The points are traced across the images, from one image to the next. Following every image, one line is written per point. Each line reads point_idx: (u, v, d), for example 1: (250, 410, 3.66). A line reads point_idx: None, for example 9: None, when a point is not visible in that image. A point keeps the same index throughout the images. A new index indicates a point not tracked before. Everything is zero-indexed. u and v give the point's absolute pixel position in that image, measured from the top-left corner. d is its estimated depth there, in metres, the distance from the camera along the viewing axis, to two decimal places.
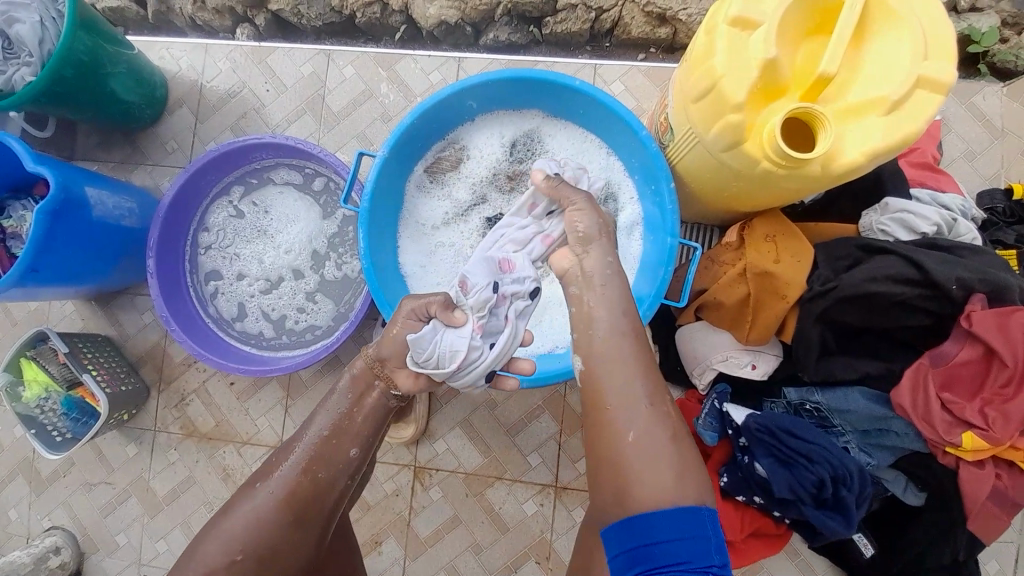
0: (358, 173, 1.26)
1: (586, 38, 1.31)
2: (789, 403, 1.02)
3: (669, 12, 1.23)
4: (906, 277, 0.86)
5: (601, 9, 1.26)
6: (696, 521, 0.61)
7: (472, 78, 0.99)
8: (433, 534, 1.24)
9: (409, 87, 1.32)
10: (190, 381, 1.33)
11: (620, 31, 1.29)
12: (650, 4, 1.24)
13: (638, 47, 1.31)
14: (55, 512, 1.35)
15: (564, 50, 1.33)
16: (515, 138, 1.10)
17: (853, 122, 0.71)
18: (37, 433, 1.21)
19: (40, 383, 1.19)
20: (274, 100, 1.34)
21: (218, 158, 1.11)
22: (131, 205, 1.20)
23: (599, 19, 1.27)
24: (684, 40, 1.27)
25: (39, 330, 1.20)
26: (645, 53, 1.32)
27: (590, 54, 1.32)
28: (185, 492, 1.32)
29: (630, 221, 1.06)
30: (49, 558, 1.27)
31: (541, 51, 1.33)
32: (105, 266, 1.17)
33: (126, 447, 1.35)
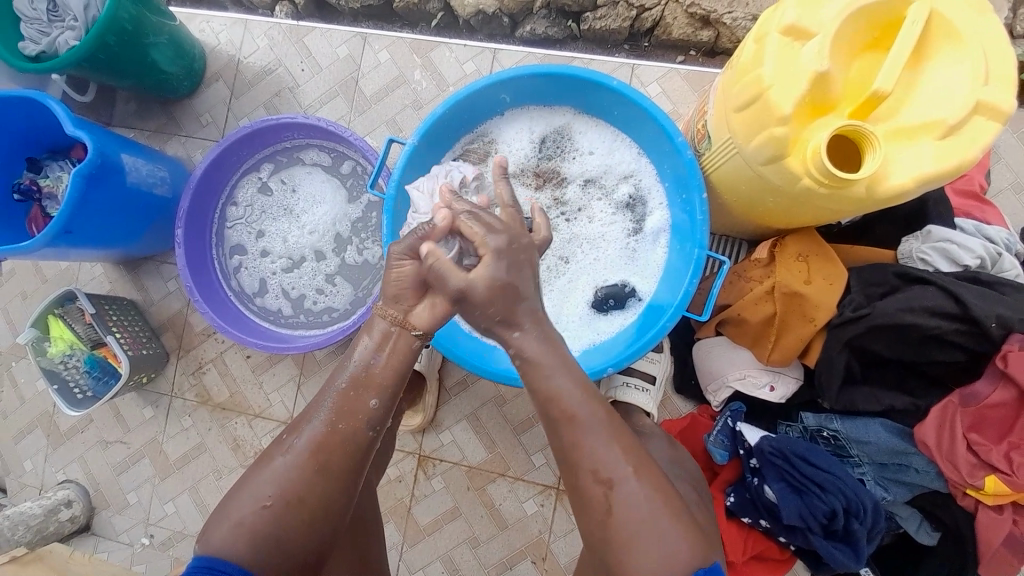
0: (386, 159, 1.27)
1: (626, 37, 1.28)
2: (805, 428, 1.00)
3: (713, 15, 1.20)
4: (943, 310, 0.83)
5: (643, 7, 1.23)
6: None
7: (508, 71, 0.98)
8: (432, 523, 1.25)
9: (442, 75, 1.32)
10: (207, 351, 1.36)
11: (659, 32, 1.25)
12: (694, 6, 1.21)
13: (678, 49, 1.28)
14: (71, 466, 1.40)
15: (601, 48, 1.30)
16: (545, 135, 1.09)
17: (903, 145, 0.68)
18: (59, 389, 1.25)
19: (66, 341, 1.24)
20: (308, 80, 1.35)
21: (250, 134, 1.12)
22: (163, 174, 1.22)
23: (639, 18, 1.24)
24: (726, 45, 1.24)
25: (67, 290, 1.23)
26: (684, 57, 1.28)
27: (628, 53, 1.30)
28: (195, 458, 1.35)
29: (657, 228, 1.05)
30: (60, 510, 1.32)
31: (577, 48, 1.31)
32: (135, 232, 1.19)
33: (143, 410, 1.38)
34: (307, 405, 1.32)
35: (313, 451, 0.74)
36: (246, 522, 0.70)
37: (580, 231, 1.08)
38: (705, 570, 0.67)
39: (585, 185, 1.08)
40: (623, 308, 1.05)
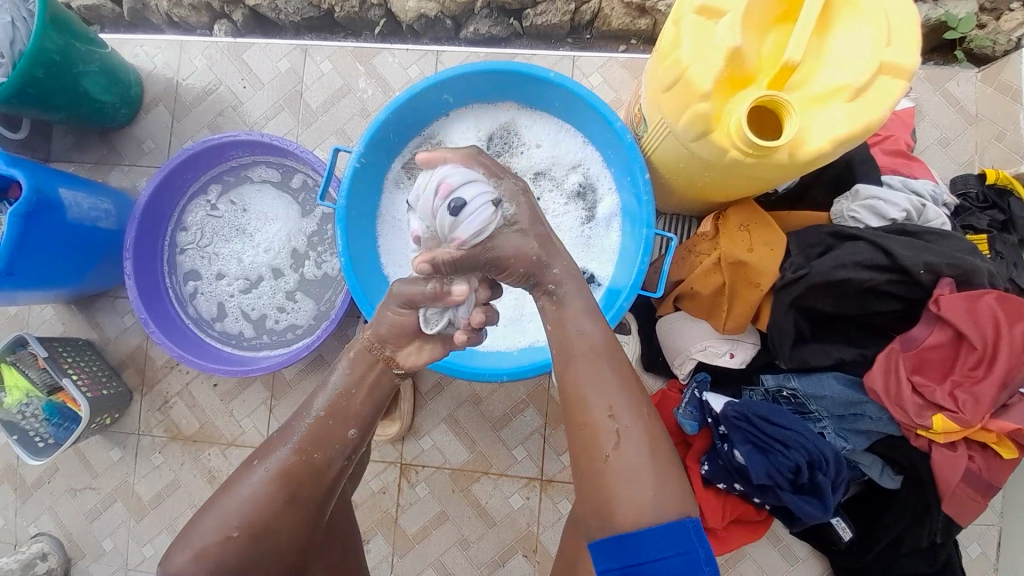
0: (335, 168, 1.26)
1: (567, 30, 1.31)
2: (766, 390, 1.03)
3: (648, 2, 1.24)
4: (876, 263, 0.87)
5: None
6: (683, 533, 0.66)
7: (446, 72, 0.99)
8: (421, 530, 1.25)
9: (388, 81, 1.32)
10: (172, 383, 1.33)
11: (600, 23, 1.29)
12: None
13: (619, 38, 1.31)
14: (41, 519, 1.35)
15: (544, 42, 1.33)
16: (491, 132, 1.10)
17: (818, 110, 0.72)
18: (20, 439, 1.20)
19: (21, 388, 1.19)
20: (252, 97, 1.34)
21: (194, 157, 1.10)
22: (108, 207, 1.19)
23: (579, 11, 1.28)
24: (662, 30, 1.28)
25: (18, 335, 1.19)
26: (625, 45, 1.32)
27: (570, 46, 1.33)
28: (171, 495, 1.32)
29: (608, 213, 1.07)
30: (37, 564, 1.27)
31: (521, 44, 1.33)
32: (82, 268, 1.16)
33: (111, 452, 1.34)
34: (282, 427, 1.30)
35: (275, 469, 0.74)
36: (211, 551, 0.69)
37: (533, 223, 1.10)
38: (695, 522, 0.67)
39: (535, 177, 1.10)
40: None
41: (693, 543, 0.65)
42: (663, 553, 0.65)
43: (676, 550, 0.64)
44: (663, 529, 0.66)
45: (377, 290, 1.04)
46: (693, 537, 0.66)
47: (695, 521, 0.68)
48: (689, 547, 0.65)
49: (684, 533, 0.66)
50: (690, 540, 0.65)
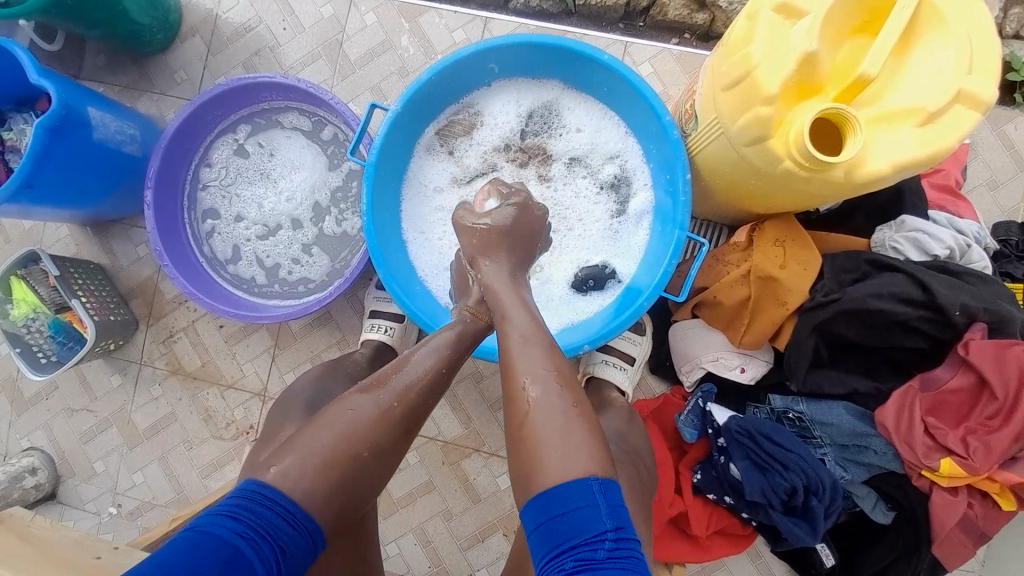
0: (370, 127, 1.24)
1: (621, 15, 1.25)
2: (772, 410, 1.03)
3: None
4: (910, 297, 0.85)
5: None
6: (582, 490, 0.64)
7: (497, 39, 0.95)
8: (406, 496, 1.26)
9: (431, 43, 1.28)
10: (178, 320, 1.33)
11: (656, 13, 1.24)
12: None
13: (671, 32, 1.25)
14: (35, 433, 1.37)
15: (595, 25, 1.28)
16: (532, 108, 1.06)
17: (884, 131, 0.69)
18: (22, 353, 1.21)
19: (29, 303, 1.19)
20: (289, 40, 1.30)
21: (227, 93, 1.07)
22: (133, 132, 1.17)
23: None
24: (720, 30, 1.23)
25: (31, 251, 1.19)
26: (678, 39, 1.26)
27: (622, 32, 1.27)
28: (166, 427, 1.33)
29: (640, 210, 1.04)
30: (25, 478, 1.29)
31: (572, 23, 1.28)
32: (100, 190, 1.14)
33: (111, 377, 1.35)
34: (282, 377, 1.31)
35: None
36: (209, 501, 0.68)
37: (561, 208, 1.07)
38: (599, 479, 0.65)
39: (570, 162, 1.07)
40: (602, 290, 1.05)
41: (588, 500, 0.63)
42: (568, 507, 0.63)
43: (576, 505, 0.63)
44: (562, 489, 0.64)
45: (396, 256, 1.02)
46: (590, 494, 0.64)
47: (598, 478, 0.65)
48: (587, 500, 0.63)
49: (584, 492, 0.64)
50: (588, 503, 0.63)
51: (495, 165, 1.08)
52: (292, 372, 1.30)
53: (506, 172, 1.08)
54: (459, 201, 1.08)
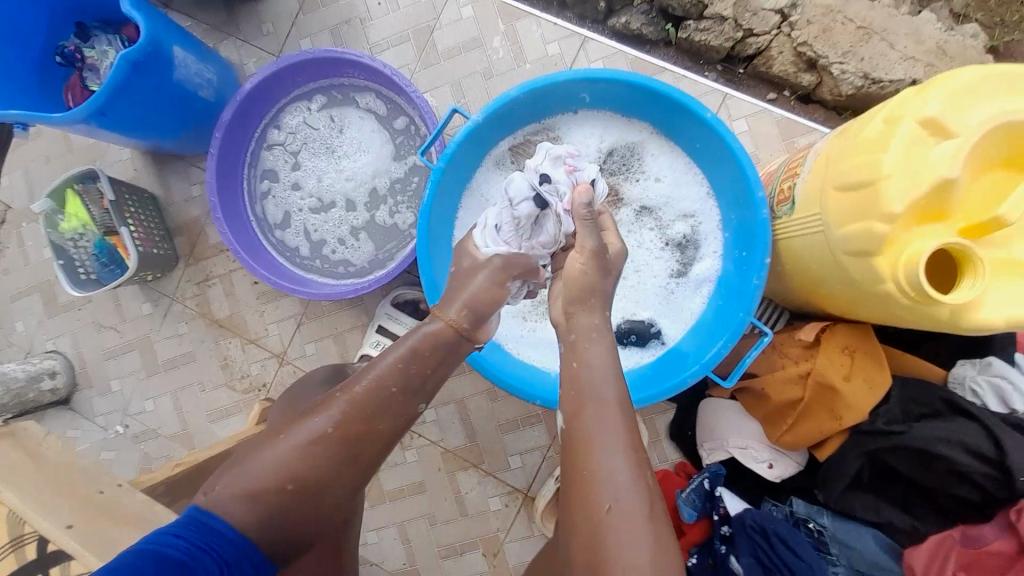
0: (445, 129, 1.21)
1: (722, 57, 1.20)
2: (791, 513, 0.99)
3: (822, 60, 1.13)
4: (980, 452, 0.80)
5: (752, 31, 1.15)
6: None
7: (598, 71, 0.90)
8: (397, 491, 1.26)
9: (523, 48, 1.24)
10: (216, 266, 1.34)
11: (761, 63, 1.18)
12: (804, 45, 1.14)
13: (772, 85, 1.20)
14: (61, 338, 1.40)
15: (692, 61, 1.22)
16: (614, 146, 1.01)
17: (1003, 279, 0.63)
18: (64, 266, 1.22)
19: (80, 219, 1.21)
20: (381, 17, 1.28)
21: (311, 61, 1.05)
22: (210, 77, 1.16)
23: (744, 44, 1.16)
24: (825, 95, 1.17)
25: (91, 169, 1.20)
26: (776, 95, 1.21)
27: (718, 75, 1.22)
28: (183, 365, 1.35)
29: (701, 277, 0.99)
30: (43, 379, 1.32)
31: (667, 55, 1.22)
32: (170, 129, 1.14)
33: (142, 305, 1.37)
34: (302, 346, 1.31)
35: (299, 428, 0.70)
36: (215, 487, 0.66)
37: (619, 255, 1.02)
38: None
39: (640, 210, 1.02)
40: (643, 346, 1.00)
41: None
42: None
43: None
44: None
45: (443, 265, 0.99)
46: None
47: None
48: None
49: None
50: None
51: None
52: (313, 344, 1.30)
53: None
54: None
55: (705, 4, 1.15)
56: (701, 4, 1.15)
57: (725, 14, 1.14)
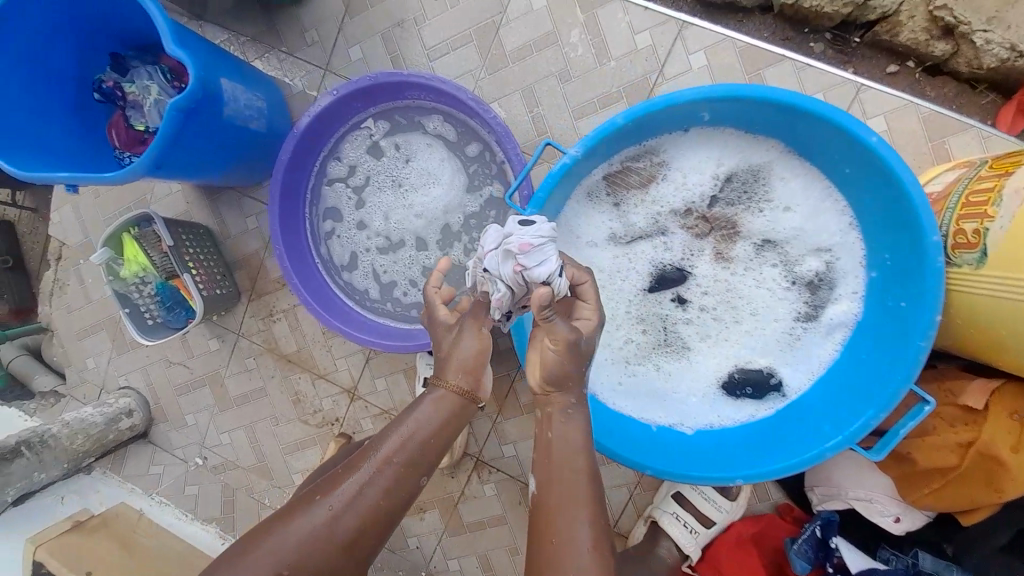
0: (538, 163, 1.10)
1: (834, 25, 1.03)
2: (914, 564, 0.91)
3: (963, 26, 0.96)
4: None
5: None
6: None
7: (730, 89, 0.75)
8: (477, 524, 1.26)
9: (606, 43, 1.07)
10: (280, 300, 1.29)
11: (884, 30, 1.01)
12: (943, 7, 0.97)
13: (894, 56, 1.03)
14: (132, 374, 1.44)
15: (795, 30, 1.05)
16: (735, 170, 0.87)
17: None
18: (130, 314, 1.20)
19: (140, 263, 1.17)
20: (440, 14, 1.13)
21: (379, 86, 0.93)
22: (260, 105, 1.06)
23: (862, 8, 1.00)
24: (959, 66, 0.99)
25: (145, 212, 1.16)
26: (899, 66, 1.03)
27: (827, 45, 1.05)
28: (255, 400, 1.34)
29: (837, 321, 0.88)
30: (121, 420, 1.36)
31: (767, 25, 1.05)
32: (223, 168, 1.04)
33: (209, 341, 1.35)
34: (373, 380, 1.28)
35: None
36: None
37: (737, 295, 0.91)
38: None
39: (763, 245, 0.89)
40: (761, 398, 0.92)
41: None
42: None
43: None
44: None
45: None
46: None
47: None
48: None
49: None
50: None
51: (668, 230, 0.91)
52: (384, 378, 1.27)
53: (680, 240, 0.91)
54: (613, 263, 0.94)
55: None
56: None
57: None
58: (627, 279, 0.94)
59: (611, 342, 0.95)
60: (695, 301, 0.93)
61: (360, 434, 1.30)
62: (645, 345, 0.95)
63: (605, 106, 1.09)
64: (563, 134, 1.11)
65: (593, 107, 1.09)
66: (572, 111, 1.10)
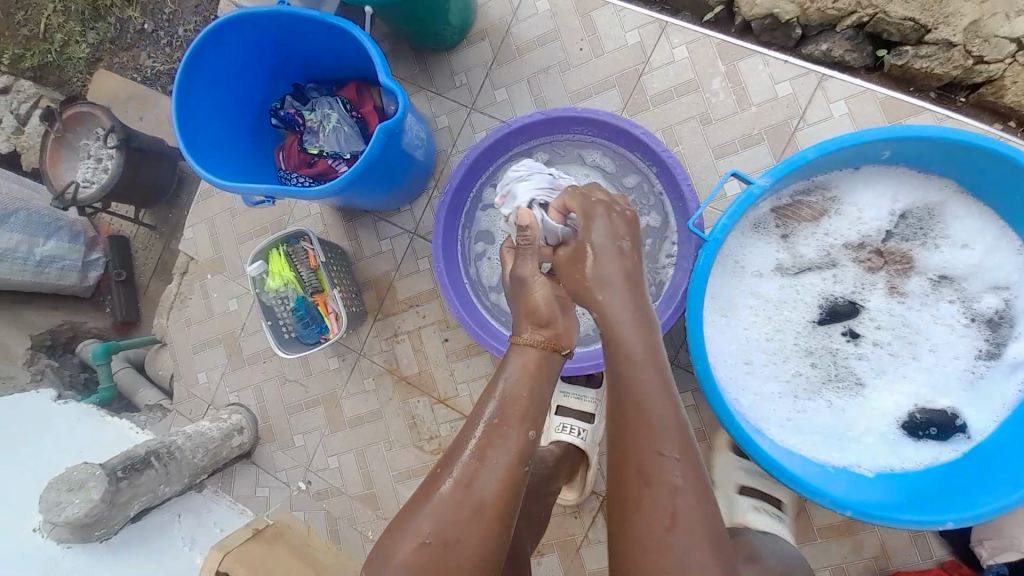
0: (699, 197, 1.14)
1: (940, 85, 1.10)
2: None
3: None
4: None
5: (982, 57, 1.05)
6: None
7: (915, 129, 0.79)
8: (601, 572, 1.17)
9: (747, 91, 1.14)
10: (405, 322, 1.32)
11: (988, 92, 1.07)
12: None
13: (996, 116, 1.10)
14: (243, 391, 1.46)
15: (900, 88, 1.12)
16: (909, 207, 0.89)
17: None
18: (271, 326, 1.24)
19: (286, 277, 1.23)
20: (585, 62, 1.22)
21: (548, 122, 1.05)
22: (423, 136, 1.17)
23: (970, 71, 1.06)
24: None
25: (299, 230, 1.23)
26: (1001, 126, 1.10)
27: (933, 101, 1.11)
28: (369, 422, 1.33)
29: (1020, 359, 0.86)
30: (233, 436, 1.36)
31: (871, 81, 1.13)
32: (384, 188, 1.14)
33: (328, 359, 1.37)
34: None
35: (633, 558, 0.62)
36: None
37: (908, 330, 0.90)
38: None
39: (936, 280, 0.89)
40: (944, 440, 0.88)
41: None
42: None
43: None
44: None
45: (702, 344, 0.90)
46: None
47: None
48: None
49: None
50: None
51: (836, 262, 0.92)
52: None
53: (847, 272, 0.92)
54: (779, 294, 0.94)
55: (928, 29, 1.06)
56: (923, 30, 1.06)
57: (954, 39, 1.05)
58: (793, 310, 0.94)
59: (777, 374, 0.94)
60: (869, 335, 0.92)
61: None
62: (813, 379, 0.93)
63: (746, 146, 1.14)
64: (704, 170, 1.15)
65: (734, 147, 1.14)
66: (714, 150, 1.15)
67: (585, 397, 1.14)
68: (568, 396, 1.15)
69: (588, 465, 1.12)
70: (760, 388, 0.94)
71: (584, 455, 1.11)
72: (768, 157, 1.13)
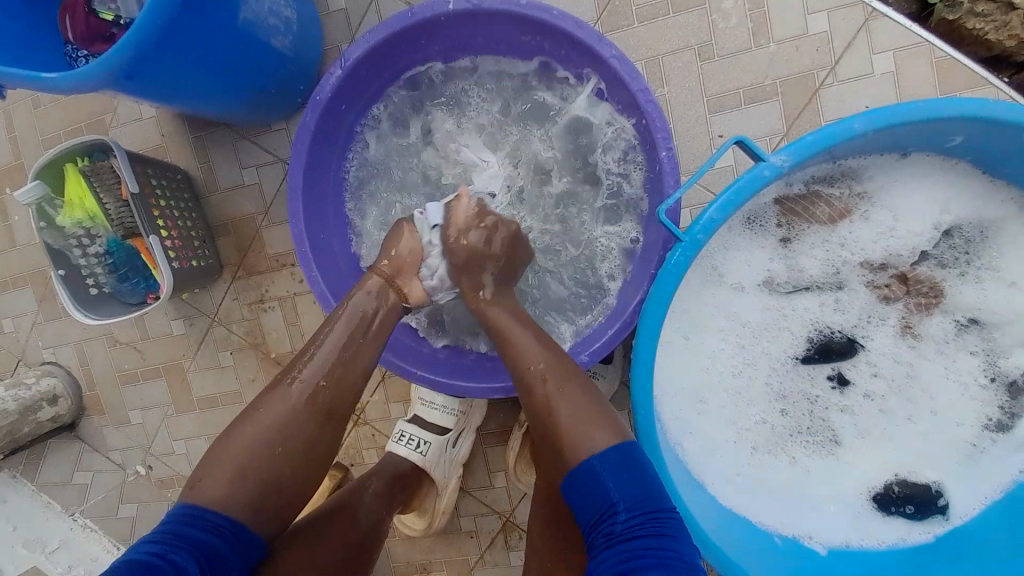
0: (682, 164, 0.83)
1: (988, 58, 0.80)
2: None
3: None
4: None
5: None
6: None
7: (1000, 105, 0.54)
8: None
9: (769, 19, 0.80)
10: (274, 284, 0.98)
11: None
12: None
13: None
14: (61, 349, 1.06)
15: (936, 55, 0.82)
16: (949, 224, 0.66)
17: None
18: (65, 277, 0.87)
19: (86, 209, 0.84)
20: None
21: (486, 22, 0.71)
22: (288, 15, 0.74)
23: None
24: None
25: (102, 139, 0.82)
26: None
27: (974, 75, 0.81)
28: (224, 406, 1.02)
29: None
30: (40, 409, 1.00)
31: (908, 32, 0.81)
32: (229, 98, 0.74)
33: (172, 323, 1.02)
34: (385, 407, 0.97)
35: None
36: None
37: (909, 381, 0.70)
38: None
39: (960, 323, 0.68)
40: (918, 522, 0.69)
41: (603, 480, 0.53)
42: None
43: (603, 475, 0.53)
44: (586, 467, 0.54)
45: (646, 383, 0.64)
46: (597, 475, 0.53)
47: None
48: (618, 476, 0.53)
49: (612, 465, 0.54)
50: (596, 480, 0.53)
51: (844, 281, 0.68)
52: (400, 406, 0.96)
53: (854, 296, 0.69)
54: (763, 317, 0.69)
55: None
56: None
57: None
58: (774, 340, 0.70)
59: (738, 420, 0.71)
60: (860, 384, 0.70)
61: (358, 467, 0.98)
62: (782, 430, 0.71)
63: (751, 101, 0.81)
64: (691, 126, 0.82)
65: (736, 100, 0.81)
66: (707, 100, 0.82)
67: (449, 407, 0.88)
68: (427, 405, 0.89)
69: (437, 491, 0.89)
70: (712, 435, 0.70)
71: (429, 475, 0.88)
72: (780, 120, 0.81)
